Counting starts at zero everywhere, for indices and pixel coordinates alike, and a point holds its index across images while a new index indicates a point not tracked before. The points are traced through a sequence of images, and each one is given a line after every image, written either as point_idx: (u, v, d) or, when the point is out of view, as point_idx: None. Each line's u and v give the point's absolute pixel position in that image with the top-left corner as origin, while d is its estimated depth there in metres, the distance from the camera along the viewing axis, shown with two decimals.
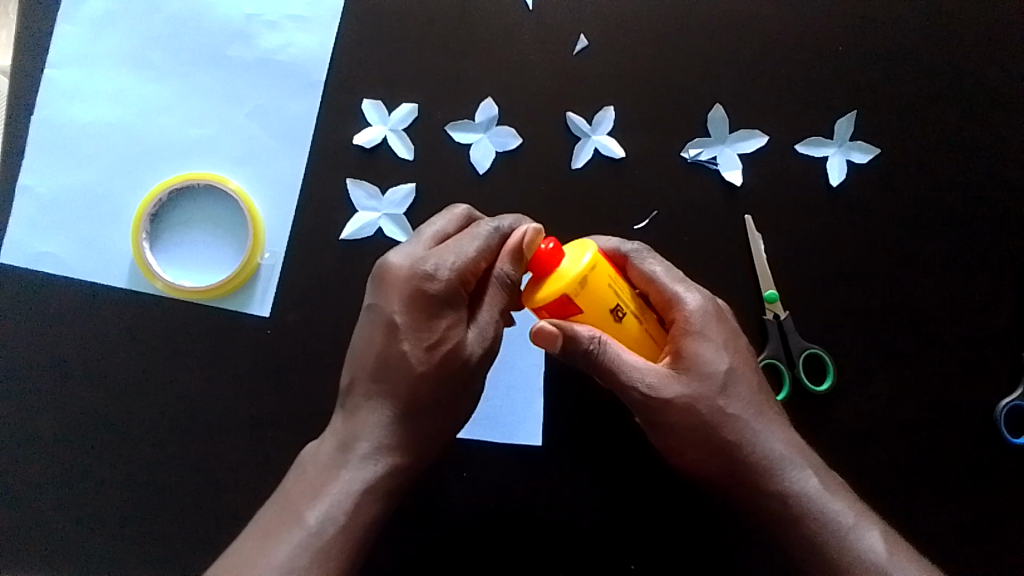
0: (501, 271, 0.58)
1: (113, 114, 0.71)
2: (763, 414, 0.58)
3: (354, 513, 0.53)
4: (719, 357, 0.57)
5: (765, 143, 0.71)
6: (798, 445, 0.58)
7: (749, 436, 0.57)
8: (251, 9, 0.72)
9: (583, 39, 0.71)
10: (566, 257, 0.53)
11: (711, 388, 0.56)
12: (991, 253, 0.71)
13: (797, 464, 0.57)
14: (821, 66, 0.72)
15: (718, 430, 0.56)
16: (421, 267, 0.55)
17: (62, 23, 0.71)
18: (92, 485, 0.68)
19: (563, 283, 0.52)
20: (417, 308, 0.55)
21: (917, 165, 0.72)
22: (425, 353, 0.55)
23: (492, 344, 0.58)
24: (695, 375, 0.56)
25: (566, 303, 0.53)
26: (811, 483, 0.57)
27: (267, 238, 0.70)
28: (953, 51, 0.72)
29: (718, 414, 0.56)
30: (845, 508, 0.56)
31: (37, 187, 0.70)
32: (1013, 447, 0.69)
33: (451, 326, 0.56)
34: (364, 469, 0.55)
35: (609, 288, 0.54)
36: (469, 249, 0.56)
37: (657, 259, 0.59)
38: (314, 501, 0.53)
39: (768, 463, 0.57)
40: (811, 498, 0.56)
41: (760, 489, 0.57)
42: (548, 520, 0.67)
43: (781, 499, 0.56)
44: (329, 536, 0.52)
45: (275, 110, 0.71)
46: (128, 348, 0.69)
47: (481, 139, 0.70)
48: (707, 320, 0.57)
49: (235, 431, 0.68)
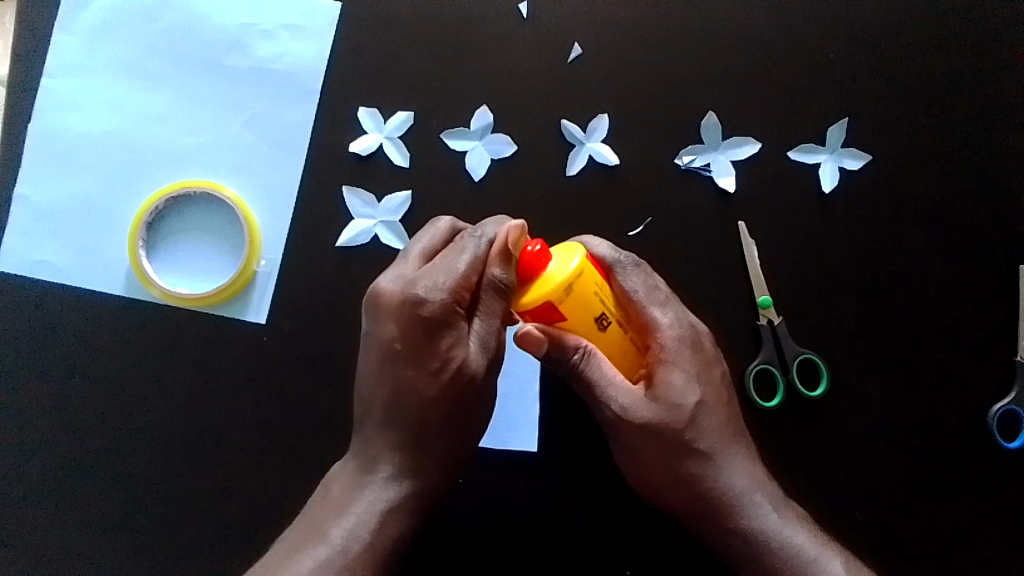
0: (492, 277, 0.55)
1: (109, 122, 0.71)
2: (729, 448, 0.58)
3: (377, 531, 0.55)
4: (690, 389, 0.58)
5: (758, 150, 0.71)
6: (760, 479, 0.59)
7: (713, 470, 0.58)
8: (247, 18, 0.72)
9: (577, 47, 0.72)
10: (552, 261, 0.53)
11: (678, 419, 0.57)
12: (982, 258, 0.72)
13: (760, 501, 0.58)
14: (813, 74, 0.73)
15: (683, 462, 0.57)
16: (412, 292, 0.55)
17: (58, 32, 0.71)
18: (88, 492, 0.68)
19: (548, 289, 0.52)
20: (416, 333, 0.55)
21: (908, 171, 0.72)
22: (431, 375, 0.55)
23: (496, 352, 0.57)
24: (664, 405, 0.57)
25: (550, 310, 0.53)
26: (777, 517, 0.58)
27: (263, 245, 0.70)
28: (944, 59, 0.73)
29: (684, 446, 0.57)
30: (808, 539, 0.57)
31: (33, 195, 0.71)
32: (1005, 451, 0.70)
33: (452, 346, 0.55)
34: (388, 489, 0.56)
35: (594, 296, 0.54)
36: (458, 265, 0.56)
37: (641, 276, 0.59)
38: (339, 518, 0.55)
39: (730, 499, 0.57)
40: (773, 535, 0.57)
41: (722, 524, 0.57)
42: (544, 526, 0.67)
43: (740, 536, 0.57)
44: (353, 552, 0.53)
45: (270, 118, 0.72)
46: (125, 354, 0.69)
47: (477, 147, 0.71)
48: (681, 349, 0.58)
49: (232, 437, 0.68)
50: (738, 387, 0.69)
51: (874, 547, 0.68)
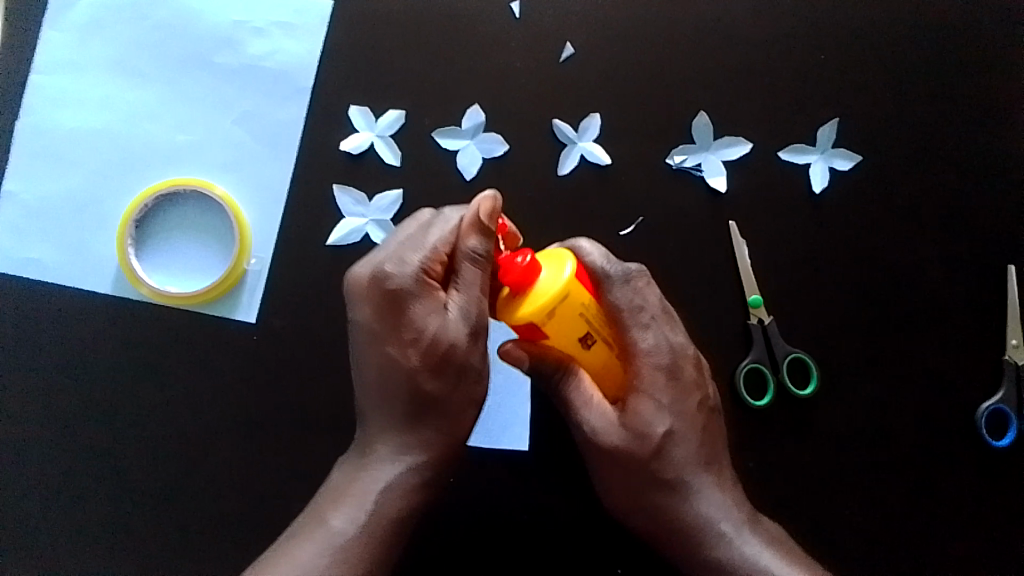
0: (467, 249, 0.55)
1: (99, 120, 0.71)
2: (699, 477, 0.58)
3: (373, 517, 0.55)
4: (660, 419, 0.57)
5: (749, 150, 0.72)
6: (732, 502, 0.59)
7: (676, 496, 0.58)
8: (238, 15, 0.72)
9: (569, 47, 0.72)
10: (540, 277, 0.53)
11: (644, 449, 0.57)
12: (971, 258, 0.72)
13: (726, 530, 0.57)
14: (803, 75, 0.73)
15: (649, 488, 0.58)
16: (382, 268, 0.55)
17: (48, 28, 0.71)
18: (77, 493, 0.67)
19: (531, 312, 0.52)
20: (388, 307, 0.55)
21: (897, 172, 0.73)
22: (408, 346, 0.55)
23: (479, 322, 0.56)
24: (632, 432, 0.57)
25: (534, 329, 0.54)
26: (745, 544, 0.57)
27: (253, 244, 0.70)
28: (932, 60, 0.74)
29: (650, 474, 0.57)
30: (776, 559, 0.57)
31: (21, 193, 0.70)
32: (992, 450, 0.70)
33: (428, 316, 0.55)
34: (384, 469, 0.56)
35: (578, 318, 0.54)
36: (429, 240, 0.56)
37: (629, 291, 0.57)
38: (338, 505, 0.56)
39: (696, 527, 0.57)
40: (736, 559, 0.57)
41: (685, 548, 0.58)
42: (534, 523, 0.67)
43: (704, 563, 0.57)
44: (349, 537, 0.54)
45: (262, 116, 0.71)
46: (114, 354, 0.69)
47: (468, 145, 0.71)
48: (656, 377, 0.57)
49: (222, 437, 0.68)
50: (728, 387, 0.69)
51: (863, 545, 0.69)
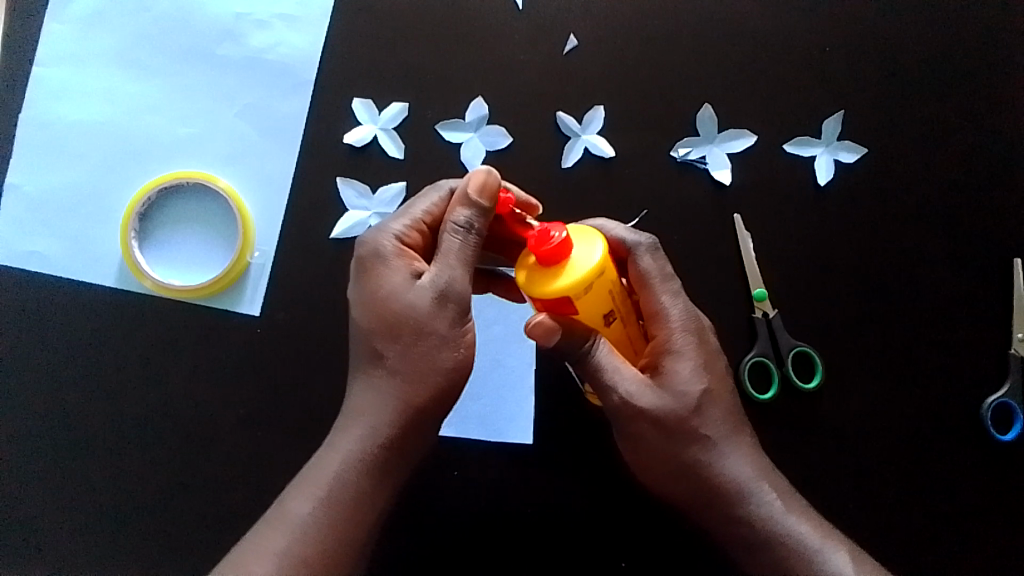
0: (452, 220, 0.55)
1: (102, 112, 0.71)
2: (733, 438, 0.57)
3: (330, 499, 0.54)
4: (696, 378, 0.56)
5: (754, 142, 0.71)
6: (763, 467, 0.58)
7: (716, 458, 0.56)
8: (241, 8, 0.72)
9: (573, 39, 0.72)
10: (576, 253, 0.51)
11: (684, 407, 0.56)
12: (977, 251, 0.72)
13: (767, 492, 0.57)
14: (808, 67, 0.73)
15: (688, 448, 0.56)
16: (367, 234, 0.58)
17: (50, 21, 0.71)
18: (80, 487, 0.67)
19: (569, 285, 0.50)
20: (361, 269, 0.57)
21: (903, 164, 0.72)
22: (369, 304, 0.55)
23: (446, 292, 0.54)
24: (670, 392, 0.56)
25: (566, 304, 0.51)
26: (783, 509, 0.57)
27: (257, 237, 0.70)
28: (938, 51, 0.73)
29: (689, 434, 0.56)
30: (811, 529, 0.57)
31: (24, 185, 0.70)
32: (998, 444, 0.69)
33: (392, 281, 0.55)
34: (342, 447, 0.55)
35: (608, 293, 0.53)
36: (416, 211, 0.59)
37: (658, 258, 0.58)
38: (298, 490, 0.55)
39: (736, 489, 0.57)
40: (778, 523, 0.56)
41: (726, 512, 0.57)
42: (538, 517, 0.67)
43: (747, 525, 0.56)
44: (301, 521, 0.54)
45: (265, 109, 0.71)
46: (117, 347, 0.69)
47: (472, 138, 0.70)
48: (688, 339, 0.57)
49: (225, 431, 0.68)
50: (733, 381, 0.69)
51: (868, 539, 0.69)
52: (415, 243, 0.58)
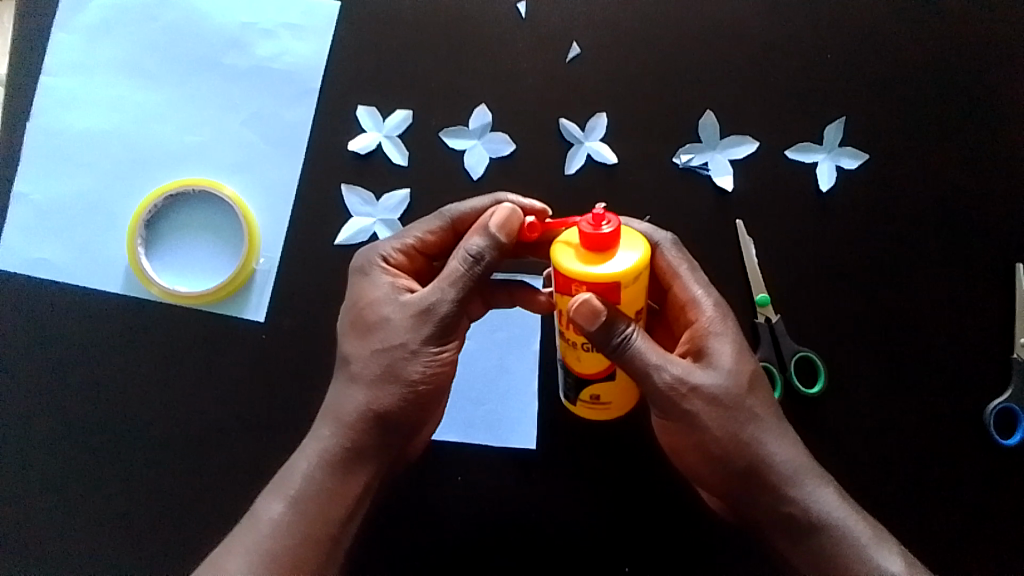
0: (467, 248, 0.55)
1: (111, 120, 0.71)
2: (780, 419, 0.57)
3: (301, 500, 0.54)
4: (742, 358, 0.56)
5: (756, 149, 0.72)
6: (806, 454, 0.57)
7: (769, 438, 0.55)
8: (246, 17, 0.73)
9: (576, 47, 0.72)
10: (624, 243, 0.50)
11: (735, 382, 0.55)
12: (979, 255, 0.72)
13: (816, 477, 0.56)
14: (810, 74, 0.73)
15: (744, 424, 0.54)
16: (369, 247, 0.61)
17: (58, 31, 0.72)
18: (85, 493, 0.68)
19: (624, 271, 0.49)
20: (356, 277, 0.59)
21: (904, 170, 0.72)
22: (354, 309, 0.58)
23: (433, 315, 0.54)
24: (721, 369, 0.55)
25: (613, 290, 0.49)
26: (831, 497, 0.56)
27: (263, 244, 0.71)
28: (939, 58, 0.74)
29: (743, 411, 0.55)
30: (860, 520, 0.56)
31: (32, 193, 0.71)
32: (1003, 451, 0.69)
33: (378, 292, 0.57)
34: (313, 445, 0.55)
35: (642, 291, 0.52)
36: (415, 229, 0.61)
37: (681, 252, 0.60)
38: (270, 490, 0.55)
39: (787, 471, 0.55)
40: (829, 509, 0.55)
41: (780, 496, 0.55)
42: (542, 522, 0.67)
43: (802, 509, 0.55)
44: (266, 519, 0.54)
45: (271, 117, 0.72)
46: (123, 353, 0.69)
47: (475, 145, 0.71)
48: (728, 322, 0.57)
49: (229, 436, 0.68)
50: None
51: None
52: (401, 265, 0.60)
